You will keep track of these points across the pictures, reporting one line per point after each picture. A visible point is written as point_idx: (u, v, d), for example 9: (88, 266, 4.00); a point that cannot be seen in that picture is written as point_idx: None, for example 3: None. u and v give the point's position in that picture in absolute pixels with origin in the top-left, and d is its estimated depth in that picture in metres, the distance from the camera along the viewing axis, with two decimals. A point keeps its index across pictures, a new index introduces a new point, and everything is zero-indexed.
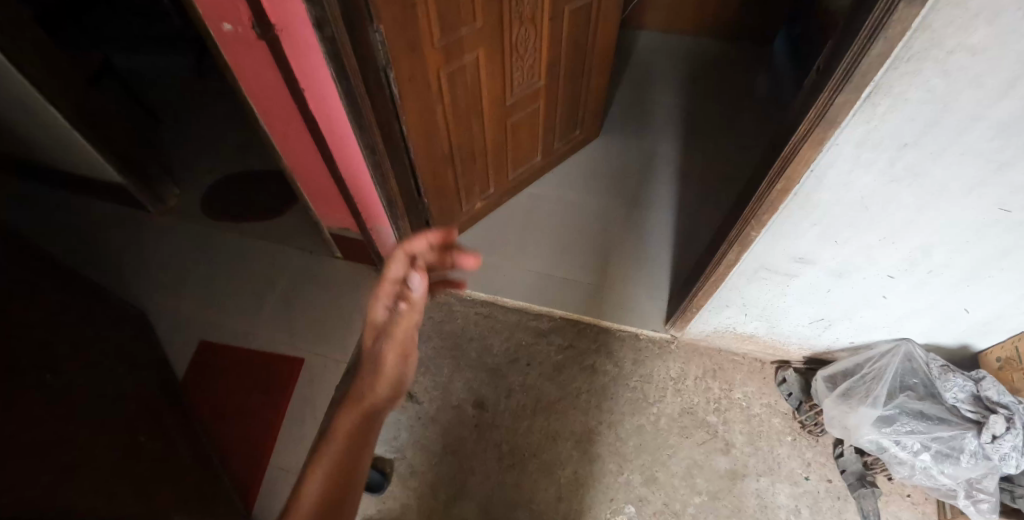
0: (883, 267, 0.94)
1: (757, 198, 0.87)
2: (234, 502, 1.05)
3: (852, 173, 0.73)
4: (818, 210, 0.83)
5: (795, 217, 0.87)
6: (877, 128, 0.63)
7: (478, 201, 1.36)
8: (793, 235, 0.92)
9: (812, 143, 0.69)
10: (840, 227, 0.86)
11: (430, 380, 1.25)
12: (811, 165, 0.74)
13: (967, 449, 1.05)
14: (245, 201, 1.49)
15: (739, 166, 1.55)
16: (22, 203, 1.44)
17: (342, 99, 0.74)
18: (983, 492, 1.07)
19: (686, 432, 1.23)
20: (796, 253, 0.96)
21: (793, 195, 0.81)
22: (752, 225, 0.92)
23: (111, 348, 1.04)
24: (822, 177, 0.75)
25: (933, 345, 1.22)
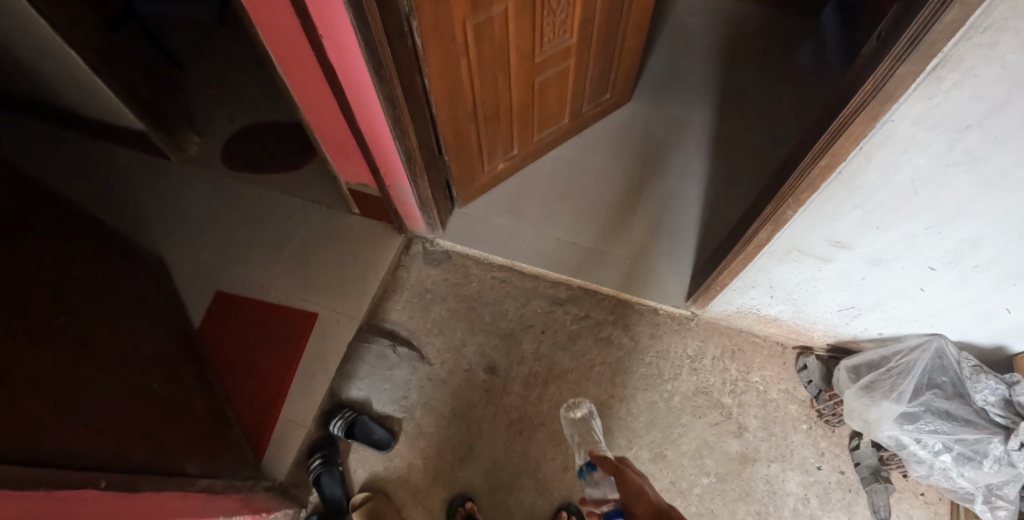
0: (926, 258, 0.87)
1: (798, 174, 0.81)
2: (244, 452, 1.07)
3: (904, 154, 0.67)
4: (862, 192, 0.77)
5: (835, 198, 0.81)
6: (940, 106, 0.57)
7: (501, 162, 1.31)
8: (831, 217, 0.86)
9: (866, 118, 0.63)
10: (885, 212, 0.79)
11: (443, 342, 1.24)
12: (861, 142, 0.67)
13: (992, 455, 1.01)
14: (264, 153, 1.47)
15: (774, 145, 1.47)
16: (44, 146, 1.44)
17: (360, 50, 0.69)
18: (1002, 499, 1.04)
19: (699, 412, 1.22)
20: (832, 237, 0.90)
21: (837, 173, 0.75)
22: (790, 202, 0.86)
23: (128, 296, 1.05)
24: (871, 155, 0.69)
25: (964, 343, 1.15)
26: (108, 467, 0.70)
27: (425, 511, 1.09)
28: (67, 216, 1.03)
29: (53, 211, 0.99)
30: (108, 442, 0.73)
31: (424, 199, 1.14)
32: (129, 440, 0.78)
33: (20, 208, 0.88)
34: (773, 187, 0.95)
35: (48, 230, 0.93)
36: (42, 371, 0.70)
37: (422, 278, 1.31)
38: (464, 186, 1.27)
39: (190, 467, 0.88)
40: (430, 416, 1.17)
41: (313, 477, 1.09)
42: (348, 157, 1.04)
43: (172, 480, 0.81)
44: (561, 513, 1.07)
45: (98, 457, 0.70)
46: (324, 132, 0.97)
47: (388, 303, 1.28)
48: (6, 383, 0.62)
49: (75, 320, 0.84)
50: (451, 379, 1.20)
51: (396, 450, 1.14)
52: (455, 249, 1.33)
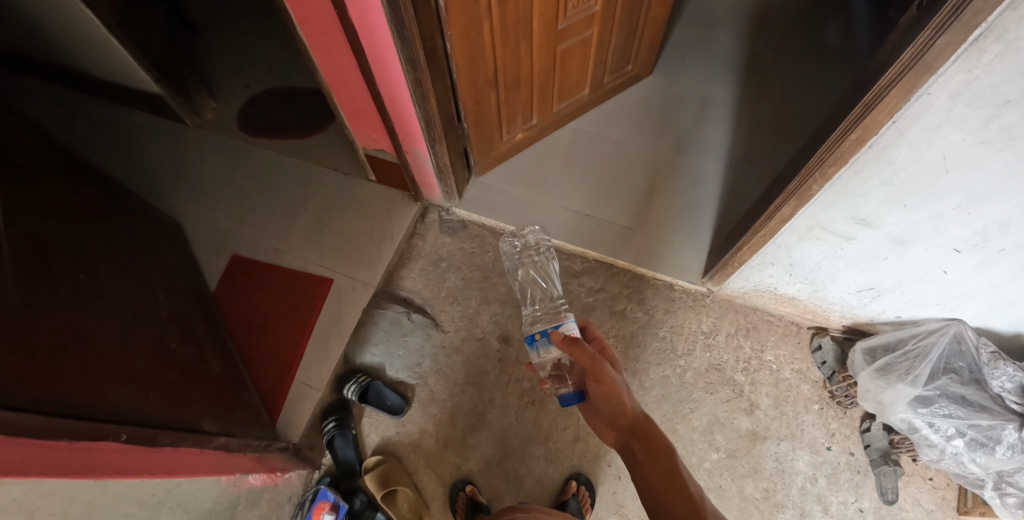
0: (951, 240, 0.84)
1: (827, 147, 0.79)
2: (260, 414, 1.09)
3: (938, 130, 0.64)
4: (891, 168, 0.74)
5: (862, 174, 0.78)
6: (980, 80, 0.55)
7: (519, 131, 1.30)
8: (857, 194, 0.83)
9: (901, 90, 0.61)
10: (913, 189, 0.76)
11: (457, 310, 1.24)
12: (894, 117, 0.65)
13: (1005, 441, 1.01)
14: (280, 118, 1.46)
15: (797, 123, 1.43)
16: (62, 109, 1.45)
17: (384, 11, 0.67)
18: (1012, 486, 1.03)
19: (711, 388, 1.23)
20: (856, 215, 0.87)
21: (867, 148, 0.72)
22: (817, 177, 0.84)
23: (148, 259, 1.06)
24: (904, 130, 0.67)
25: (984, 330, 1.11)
26: (129, 422, 0.72)
27: (437, 476, 1.12)
28: (87, 179, 1.04)
29: (75, 175, 1.00)
30: (128, 396, 0.75)
31: (441, 165, 1.13)
32: (151, 397, 0.80)
33: (38, 170, 0.88)
34: (800, 161, 0.92)
35: (68, 192, 0.94)
36: (62, 328, 0.71)
37: (437, 246, 1.30)
38: (482, 155, 1.25)
39: (209, 425, 0.90)
40: (443, 383, 1.18)
41: (327, 439, 1.12)
42: (365, 121, 1.03)
43: (190, 436, 0.83)
44: (570, 482, 1.10)
45: (120, 412, 0.71)
46: (342, 97, 0.96)
47: (402, 271, 1.28)
48: (23, 340, 0.62)
49: (95, 280, 0.85)
50: (465, 347, 1.21)
51: (409, 416, 1.16)
52: (471, 218, 1.33)
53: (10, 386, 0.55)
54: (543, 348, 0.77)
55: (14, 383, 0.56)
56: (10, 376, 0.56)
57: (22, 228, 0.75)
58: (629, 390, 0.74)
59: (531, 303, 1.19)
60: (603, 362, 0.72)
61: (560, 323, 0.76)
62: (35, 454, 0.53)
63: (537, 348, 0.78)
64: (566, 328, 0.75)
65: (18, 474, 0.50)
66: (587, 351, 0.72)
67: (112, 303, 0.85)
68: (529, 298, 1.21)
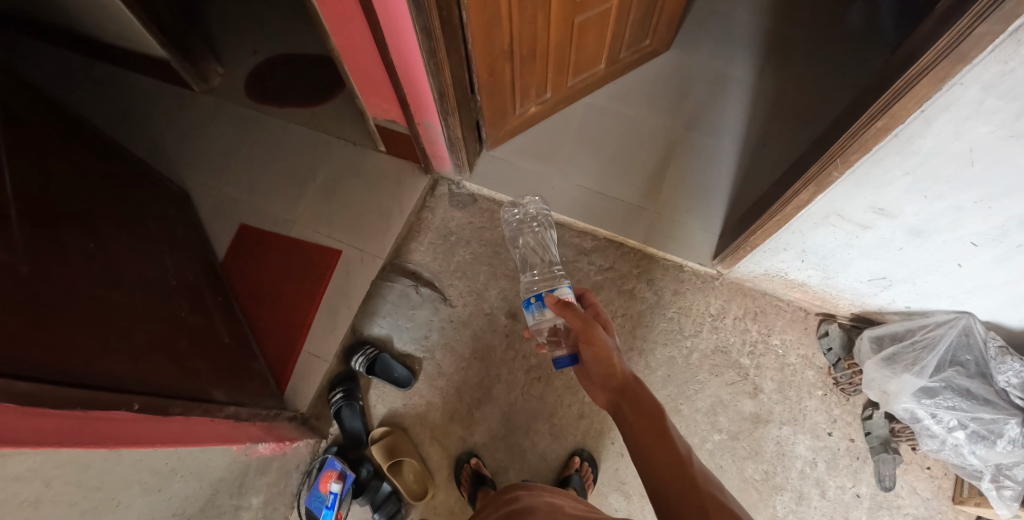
0: (970, 233, 0.82)
1: (851, 134, 0.77)
2: (268, 382, 1.11)
3: (967, 121, 0.62)
4: (915, 158, 0.72)
5: (884, 162, 0.76)
6: (1015, 73, 0.52)
7: (532, 105, 1.27)
8: (878, 182, 0.81)
9: (932, 79, 0.59)
10: (937, 180, 0.74)
11: (465, 285, 1.24)
12: (923, 106, 0.63)
13: (1006, 435, 1.01)
14: (288, 86, 1.43)
15: (815, 109, 1.40)
16: (68, 74, 1.43)
17: None
18: (1010, 479, 1.03)
19: (716, 370, 1.23)
20: (875, 203, 0.86)
21: (893, 136, 0.71)
22: (838, 163, 0.82)
23: (157, 228, 1.06)
24: (932, 120, 0.65)
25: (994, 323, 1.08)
26: (142, 392, 0.73)
27: (442, 448, 1.15)
28: (96, 148, 1.03)
29: (84, 144, 0.99)
30: (139, 365, 0.75)
31: (453, 138, 1.11)
32: (161, 367, 0.80)
33: (44, 136, 0.87)
34: (821, 145, 0.90)
35: (76, 160, 0.93)
36: (72, 297, 0.70)
37: (446, 220, 1.29)
38: (494, 128, 1.24)
39: (218, 394, 0.91)
40: (450, 356, 1.20)
41: (335, 410, 1.13)
42: (376, 92, 1.01)
43: (201, 405, 0.84)
44: (574, 457, 1.12)
45: (132, 383, 0.72)
46: (355, 67, 0.94)
47: (411, 244, 1.28)
48: (31, 307, 0.61)
49: (104, 248, 0.85)
50: (472, 321, 1.22)
51: (416, 389, 1.18)
52: (481, 192, 1.31)
53: (22, 357, 0.56)
54: (537, 311, 0.77)
55: (22, 354, 0.56)
56: (19, 346, 0.56)
57: (30, 194, 0.74)
58: (620, 353, 0.72)
59: (528, 269, 1.21)
60: (595, 325, 0.72)
61: (555, 288, 0.76)
62: (51, 424, 0.54)
63: (533, 312, 0.77)
64: (560, 292, 0.76)
65: (33, 444, 0.50)
66: (580, 314, 0.72)
67: (121, 272, 0.85)
68: (525, 264, 1.23)
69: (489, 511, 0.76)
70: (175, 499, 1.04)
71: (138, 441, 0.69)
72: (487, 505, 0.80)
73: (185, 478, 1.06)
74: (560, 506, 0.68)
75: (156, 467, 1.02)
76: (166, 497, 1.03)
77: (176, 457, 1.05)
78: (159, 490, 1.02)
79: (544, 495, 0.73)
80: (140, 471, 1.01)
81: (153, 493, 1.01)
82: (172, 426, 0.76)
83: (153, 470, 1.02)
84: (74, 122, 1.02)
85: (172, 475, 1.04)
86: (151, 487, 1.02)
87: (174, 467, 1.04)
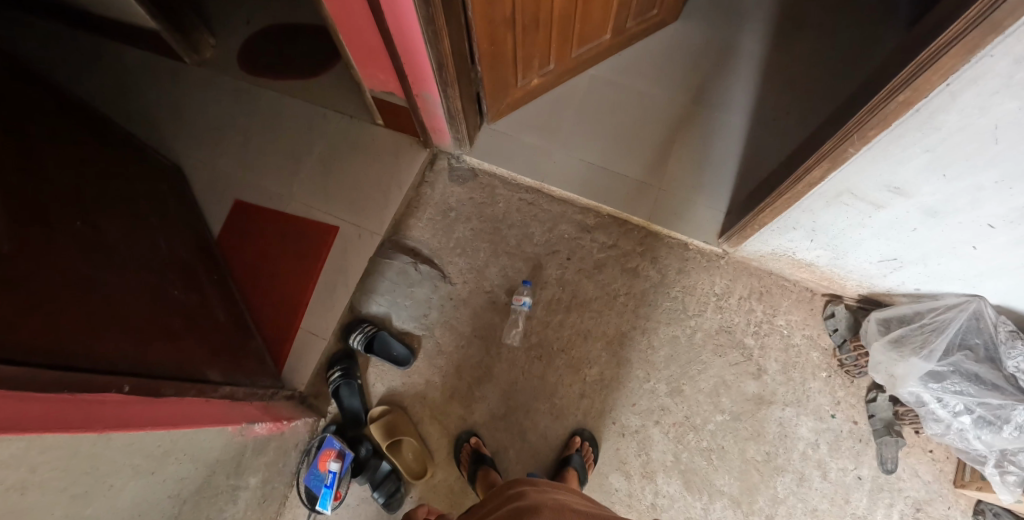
0: (987, 214, 0.79)
1: (870, 108, 0.73)
2: (265, 360, 1.10)
3: (994, 96, 0.58)
4: (937, 134, 0.69)
5: (903, 138, 0.73)
6: None
7: (535, 77, 1.23)
8: (895, 158, 0.77)
9: (961, 50, 0.55)
10: (956, 158, 0.71)
11: (466, 262, 1.23)
12: (949, 78, 0.59)
13: (1014, 421, 1.00)
14: (282, 57, 1.39)
15: (827, 84, 1.36)
16: (56, 46, 1.39)
17: None
18: (1014, 464, 1.02)
19: (720, 350, 1.22)
20: (890, 181, 0.83)
21: (915, 111, 0.67)
22: (854, 139, 0.79)
23: (149, 206, 1.03)
24: (957, 94, 0.61)
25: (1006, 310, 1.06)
26: (130, 373, 0.72)
27: (442, 427, 1.14)
28: (85, 125, 0.99)
29: (70, 119, 0.96)
30: (126, 345, 0.73)
31: (453, 110, 1.08)
32: (150, 346, 0.78)
33: (26, 111, 0.83)
34: (837, 119, 0.86)
35: (62, 136, 0.89)
36: (56, 273, 0.68)
37: (446, 196, 1.27)
38: (495, 101, 1.20)
39: (213, 374, 0.90)
40: (450, 334, 1.19)
41: (333, 389, 1.13)
42: (373, 62, 0.97)
43: (195, 386, 0.83)
44: (575, 437, 1.12)
45: (117, 363, 0.70)
46: (349, 36, 0.90)
47: (410, 220, 1.26)
48: (9, 281, 0.58)
49: (92, 224, 0.82)
50: (472, 300, 1.21)
51: (415, 367, 1.17)
52: (482, 167, 1.29)
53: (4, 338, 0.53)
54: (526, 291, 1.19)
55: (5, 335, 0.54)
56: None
57: (14, 167, 0.71)
58: None
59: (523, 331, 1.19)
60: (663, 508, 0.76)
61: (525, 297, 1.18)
62: (32, 409, 0.52)
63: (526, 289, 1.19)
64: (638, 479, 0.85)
65: (17, 431, 0.49)
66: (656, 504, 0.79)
67: (109, 249, 0.82)
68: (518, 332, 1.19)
69: (492, 506, 0.73)
70: (168, 482, 0.96)
71: (125, 424, 0.68)
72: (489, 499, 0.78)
73: (181, 460, 0.97)
74: (564, 502, 0.67)
75: (149, 450, 0.92)
76: (160, 482, 0.94)
77: (170, 440, 0.94)
78: (152, 472, 0.93)
79: (548, 492, 0.72)
80: (133, 453, 0.90)
81: (147, 476, 0.92)
82: (162, 408, 0.75)
83: (147, 454, 0.92)
84: (59, 97, 0.99)
85: (166, 458, 0.95)
86: (143, 471, 0.92)
87: (168, 449, 0.94)
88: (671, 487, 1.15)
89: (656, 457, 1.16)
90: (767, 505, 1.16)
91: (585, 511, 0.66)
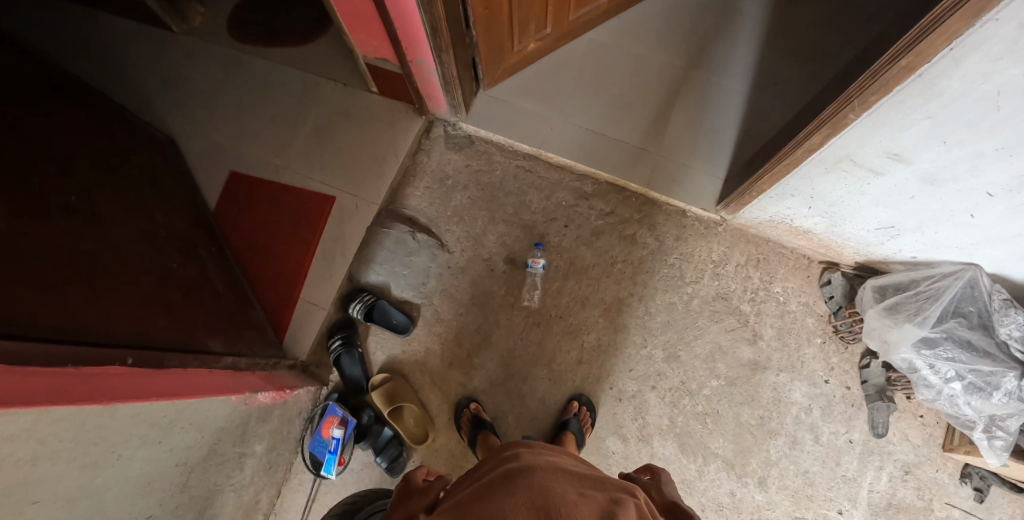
0: (987, 182, 0.79)
1: (871, 73, 0.71)
2: (265, 330, 1.12)
3: (999, 61, 0.57)
4: (939, 101, 0.68)
5: (904, 105, 0.72)
6: None
7: (532, 42, 1.20)
8: (895, 125, 0.77)
9: (965, 14, 0.53)
10: (958, 125, 0.70)
11: (463, 230, 1.23)
12: (953, 43, 0.58)
13: (1003, 388, 1.02)
14: (272, 24, 1.36)
15: (828, 48, 1.33)
16: (39, 15, 1.35)
17: None
18: (1002, 430, 1.04)
19: (716, 317, 1.23)
20: (890, 148, 0.82)
21: (917, 76, 0.66)
22: (854, 105, 0.77)
23: (144, 178, 1.01)
24: (960, 60, 0.60)
25: (1001, 279, 1.07)
26: (132, 346, 0.74)
27: (442, 394, 1.18)
28: (74, 97, 0.98)
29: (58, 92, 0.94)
30: (126, 317, 0.74)
31: (448, 77, 1.06)
32: (150, 319, 0.79)
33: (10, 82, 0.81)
34: (839, 82, 0.85)
35: (49, 105, 0.87)
36: (50, 244, 0.67)
37: (443, 163, 1.27)
38: (491, 67, 1.18)
39: (215, 345, 0.92)
40: (448, 302, 1.20)
41: (334, 357, 1.15)
42: (365, 29, 0.94)
43: (198, 357, 0.86)
44: (573, 402, 1.15)
45: (119, 334, 0.72)
46: (341, 4, 0.87)
47: (407, 189, 1.26)
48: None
49: (88, 196, 0.81)
50: (470, 268, 1.21)
51: (415, 335, 1.19)
52: (478, 134, 1.28)
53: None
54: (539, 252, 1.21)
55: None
56: None
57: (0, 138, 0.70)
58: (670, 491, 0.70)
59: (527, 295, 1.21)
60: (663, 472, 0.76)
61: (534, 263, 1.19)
62: (34, 380, 0.52)
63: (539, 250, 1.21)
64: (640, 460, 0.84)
65: (25, 405, 0.48)
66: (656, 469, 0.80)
67: (107, 220, 0.81)
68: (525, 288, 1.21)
69: (486, 468, 0.69)
70: (176, 451, 0.77)
71: (131, 396, 0.65)
72: (483, 461, 0.74)
73: (186, 428, 0.78)
74: (561, 465, 0.63)
75: (155, 419, 0.70)
76: (166, 452, 0.74)
77: (176, 408, 0.74)
78: (158, 443, 0.72)
79: (545, 454, 0.68)
80: (139, 424, 0.67)
81: (152, 447, 0.71)
82: (173, 377, 0.78)
83: (153, 422, 0.70)
84: (43, 69, 0.96)
85: (171, 427, 0.74)
86: (151, 439, 0.70)
87: (174, 418, 0.75)
88: (666, 450, 1.19)
89: (653, 421, 1.19)
90: (760, 467, 1.20)
91: (584, 473, 0.62)
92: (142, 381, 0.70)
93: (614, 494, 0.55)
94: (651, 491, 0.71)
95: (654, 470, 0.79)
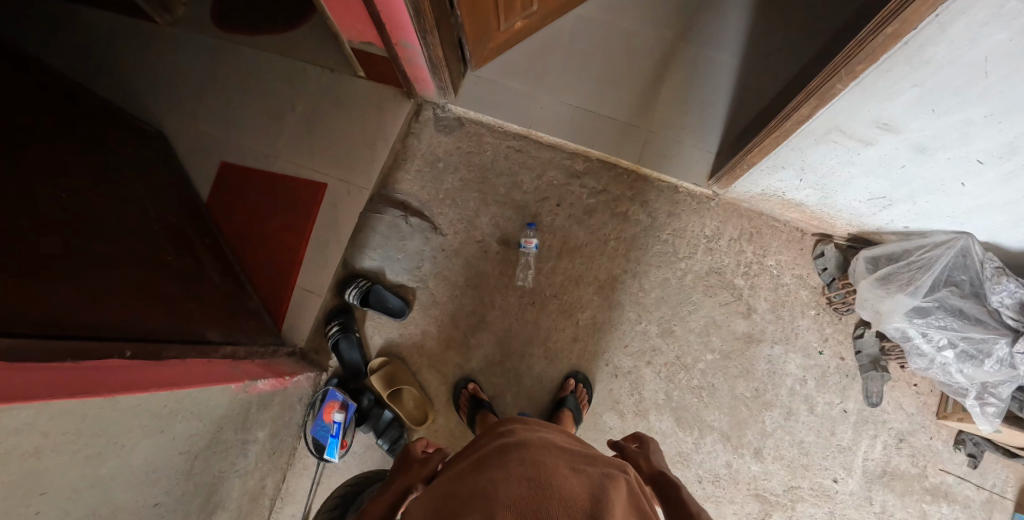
0: (976, 149, 0.79)
1: (856, 43, 0.71)
2: (262, 317, 1.13)
3: (986, 26, 0.57)
4: (926, 68, 0.67)
5: (892, 73, 0.71)
6: None
7: (518, 20, 1.18)
8: (884, 94, 0.76)
9: None
10: (946, 93, 0.70)
11: (456, 213, 1.24)
12: (938, 9, 0.57)
13: (995, 355, 1.02)
14: (256, 10, 1.34)
15: (818, 18, 1.32)
16: (15, 7, 1.32)
17: None
18: (994, 396, 1.05)
19: (710, 292, 1.25)
20: (880, 118, 0.81)
21: (903, 44, 0.65)
22: (842, 75, 0.77)
23: (135, 172, 1.01)
24: (947, 26, 0.59)
25: (993, 246, 1.08)
26: (130, 339, 0.75)
27: (441, 375, 1.20)
28: (60, 91, 0.97)
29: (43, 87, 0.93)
30: (121, 308, 0.75)
31: (434, 59, 1.05)
32: (145, 311, 0.80)
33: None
34: (827, 51, 0.84)
35: (36, 101, 0.86)
36: (42, 240, 0.67)
37: (433, 146, 1.26)
38: (478, 47, 1.17)
39: (213, 335, 0.93)
40: (444, 284, 1.21)
41: (332, 343, 1.17)
42: (349, 13, 0.93)
43: (195, 348, 0.86)
44: (569, 380, 1.17)
45: (115, 328, 0.73)
46: None
47: (398, 173, 1.26)
48: None
49: (81, 191, 0.80)
50: (464, 250, 1.22)
51: (412, 318, 1.20)
52: (468, 115, 1.27)
53: None
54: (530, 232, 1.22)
55: None
56: None
57: None
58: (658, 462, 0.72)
59: (522, 275, 1.21)
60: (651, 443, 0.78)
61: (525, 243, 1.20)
62: (38, 376, 0.54)
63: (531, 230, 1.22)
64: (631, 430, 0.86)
65: (26, 399, 0.49)
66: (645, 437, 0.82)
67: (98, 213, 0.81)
68: (519, 268, 1.22)
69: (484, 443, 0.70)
70: (179, 439, 0.77)
71: (131, 387, 0.66)
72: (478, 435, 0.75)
73: (188, 418, 0.79)
74: (554, 441, 0.64)
75: (155, 410, 0.71)
76: (170, 441, 0.75)
77: (177, 397, 0.75)
78: (161, 432, 0.73)
79: (540, 430, 0.70)
80: (140, 415, 0.68)
81: (155, 436, 0.72)
82: (174, 367, 0.79)
83: (154, 412, 0.71)
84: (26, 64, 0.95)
85: (173, 417, 0.75)
86: (153, 430, 0.71)
87: (174, 408, 0.75)
88: (663, 424, 1.21)
89: (649, 396, 1.21)
90: (756, 438, 1.22)
91: (576, 450, 0.63)
92: (141, 372, 0.71)
93: (606, 470, 0.57)
94: (639, 459, 0.73)
95: (641, 439, 0.81)
